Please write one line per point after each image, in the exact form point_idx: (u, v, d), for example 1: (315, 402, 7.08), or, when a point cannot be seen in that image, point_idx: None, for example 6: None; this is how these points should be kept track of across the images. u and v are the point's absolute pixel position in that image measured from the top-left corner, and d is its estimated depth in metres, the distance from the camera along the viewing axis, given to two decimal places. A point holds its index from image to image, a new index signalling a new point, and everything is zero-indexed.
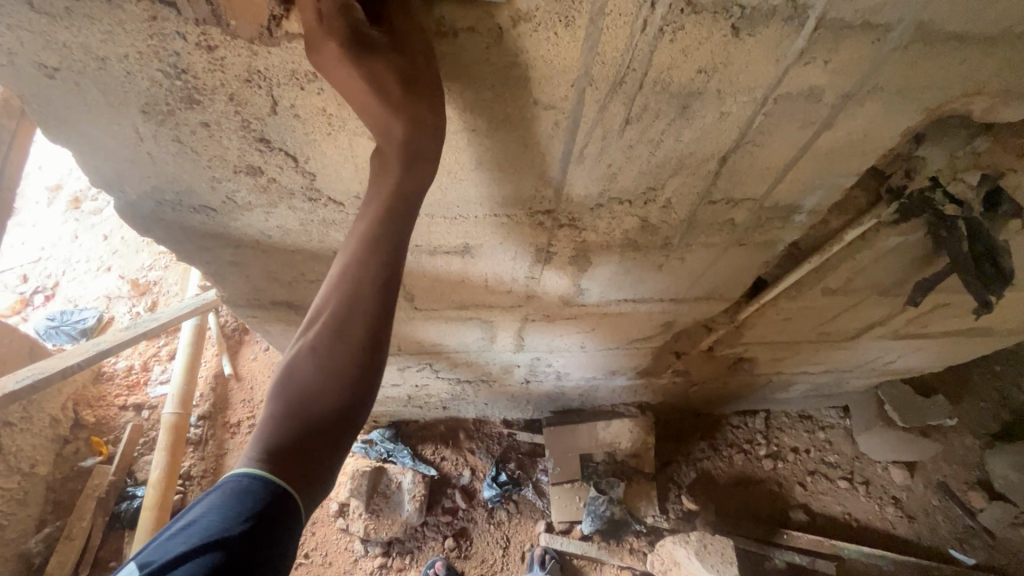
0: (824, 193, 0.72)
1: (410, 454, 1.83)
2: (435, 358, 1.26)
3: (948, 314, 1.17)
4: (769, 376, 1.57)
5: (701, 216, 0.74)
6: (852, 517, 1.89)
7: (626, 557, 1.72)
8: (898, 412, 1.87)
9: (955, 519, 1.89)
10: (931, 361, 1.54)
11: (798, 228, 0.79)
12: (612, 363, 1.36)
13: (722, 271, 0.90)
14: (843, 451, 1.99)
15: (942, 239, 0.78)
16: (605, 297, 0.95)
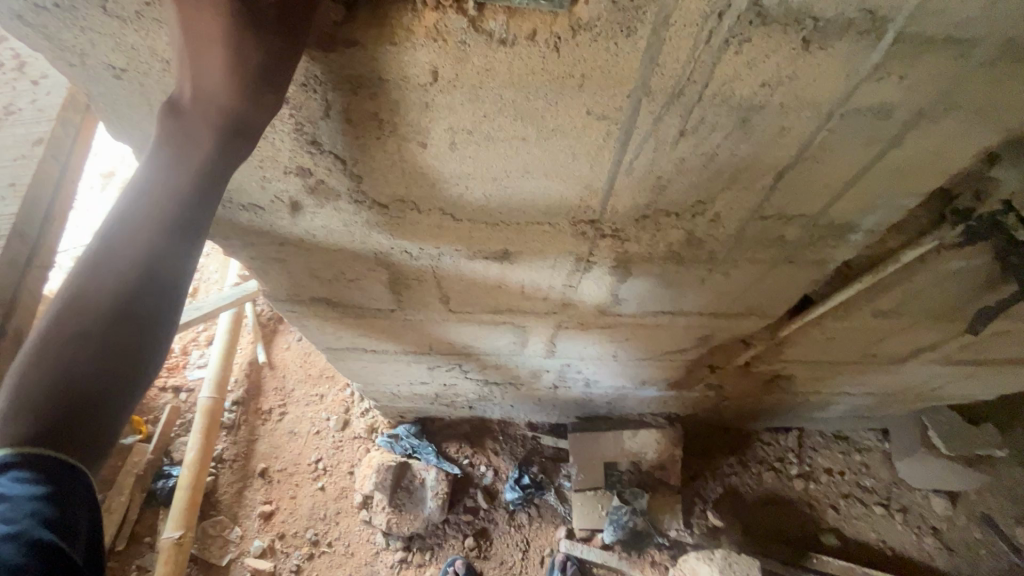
0: (886, 212, 0.69)
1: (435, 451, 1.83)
2: (466, 360, 1.27)
3: (1007, 342, 1.11)
4: (806, 395, 1.52)
5: (750, 232, 0.71)
6: (886, 545, 1.83)
7: (647, 569, 1.71)
8: (943, 439, 1.75)
9: (998, 554, 1.81)
10: (982, 389, 1.46)
11: (853, 248, 0.76)
12: (642, 373, 1.33)
13: (768, 287, 0.87)
14: (880, 476, 1.92)
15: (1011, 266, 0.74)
16: (641, 309, 0.93)
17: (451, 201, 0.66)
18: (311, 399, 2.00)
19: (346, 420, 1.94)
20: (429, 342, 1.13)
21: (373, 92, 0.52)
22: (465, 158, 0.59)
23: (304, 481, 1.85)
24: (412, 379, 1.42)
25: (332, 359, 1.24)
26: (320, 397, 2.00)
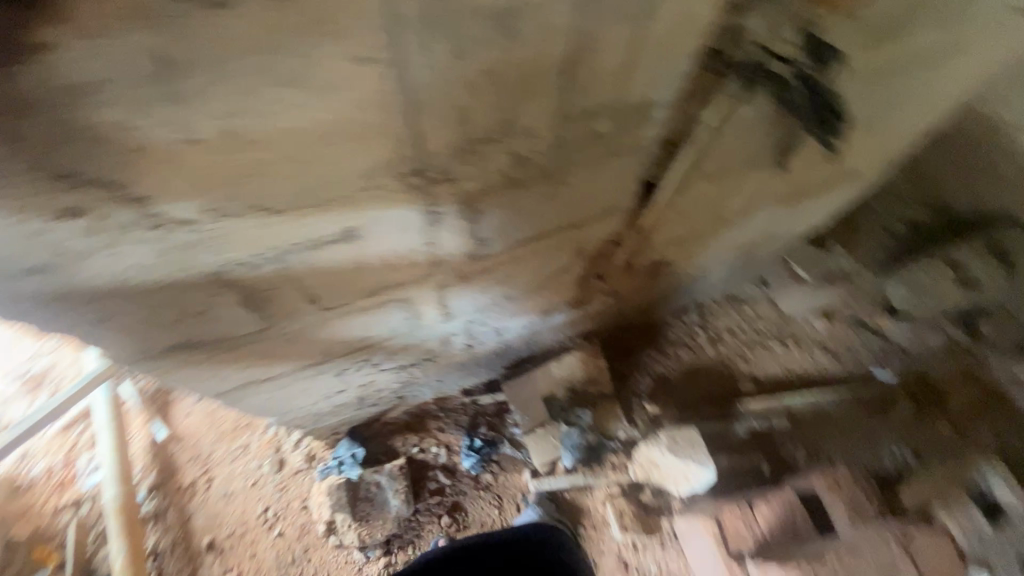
0: (671, 82, 0.75)
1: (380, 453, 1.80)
2: (371, 351, 1.24)
3: (818, 168, 1.28)
4: (688, 271, 1.67)
5: (568, 136, 0.75)
6: (791, 373, 2.13)
7: (610, 474, 1.84)
8: (801, 266, 2.18)
9: (870, 345, 2.17)
10: (818, 216, 1.69)
11: (663, 125, 0.82)
12: (541, 303, 1.38)
13: (609, 184, 0.92)
14: (770, 318, 2.20)
15: (785, 100, 0.84)
16: (507, 241, 0.96)
17: (261, 193, 0.62)
18: (235, 454, 1.85)
19: (281, 459, 1.83)
20: (322, 346, 1.08)
21: (107, 98, 0.47)
22: (253, 142, 0.56)
23: (259, 536, 1.75)
24: (327, 391, 1.37)
25: (230, 402, 1.16)
26: (244, 448, 1.86)
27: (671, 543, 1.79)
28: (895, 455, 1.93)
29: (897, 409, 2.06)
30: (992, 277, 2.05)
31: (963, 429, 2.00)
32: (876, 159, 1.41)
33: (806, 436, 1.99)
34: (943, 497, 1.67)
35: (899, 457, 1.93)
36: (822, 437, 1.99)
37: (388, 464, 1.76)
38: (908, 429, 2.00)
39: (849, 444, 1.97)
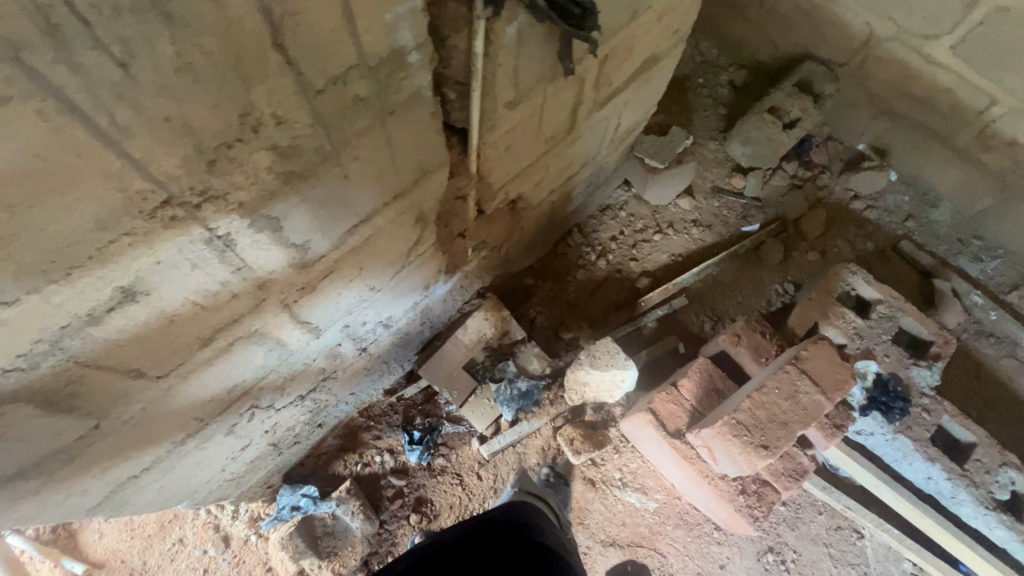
0: (412, 23, 0.70)
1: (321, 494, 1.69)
2: (251, 397, 1.15)
3: (617, 63, 1.31)
4: (548, 199, 1.69)
5: (325, 110, 0.69)
6: (677, 255, 2.25)
7: (551, 409, 1.90)
8: (654, 158, 2.14)
9: (732, 205, 2.33)
10: (645, 106, 1.75)
11: (429, 68, 0.79)
12: (413, 281, 1.35)
13: (408, 144, 0.88)
14: (644, 214, 2.28)
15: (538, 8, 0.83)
16: (330, 236, 0.90)
17: None
18: (172, 552, 1.70)
19: (224, 536, 1.70)
20: (187, 414, 0.98)
21: None
22: None
23: None
24: (230, 454, 1.27)
25: (115, 508, 1.04)
26: (179, 542, 1.70)
27: (624, 447, 1.89)
28: (780, 291, 2.18)
29: (769, 251, 2.23)
30: (809, 111, 2.25)
31: (823, 249, 2.26)
32: (669, 38, 1.47)
33: (705, 306, 2.16)
34: (823, 312, 1.89)
35: (782, 291, 2.18)
36: (718, 301, 2.17)
37: (336, 491, 1.69)
38: (783, 265, 2.23)
39: (742, 297, 2.18)
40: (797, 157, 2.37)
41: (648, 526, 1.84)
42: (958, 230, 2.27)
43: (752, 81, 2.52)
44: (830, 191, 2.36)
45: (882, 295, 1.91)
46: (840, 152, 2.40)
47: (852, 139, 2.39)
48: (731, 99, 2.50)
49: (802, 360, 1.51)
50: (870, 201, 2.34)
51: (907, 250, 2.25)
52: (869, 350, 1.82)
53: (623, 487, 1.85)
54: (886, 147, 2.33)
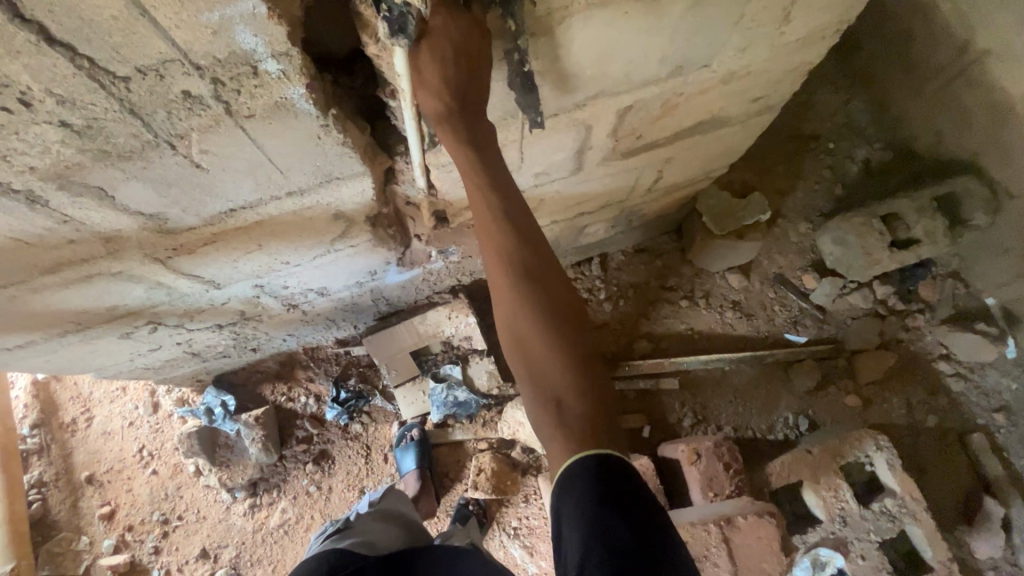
0: (257, 30, 0.56)
1: (232, 420, 1.76)
2: (144, 317, 1.16)
3: (649, 116, 1.05)
4: (550, 227, 1.49)
5: (138, 99, 0.59)
6: (695, 332, 1.96)
7: (479, 430, 1.82)
8: (712, 220, 1.83)
9: (788, 304, 1.96)
10: (706, 164, 1.45)
11: (304, 80, 0.65)
12: (348, 265, 1.26)
13: (293, 149, 0.76)
14: (681, 273, 2.00)
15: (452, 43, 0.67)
16: (197, 213, 0.83)
17: None
18: (113, 395, 1.89)
19: (155, 403, 1.85)
20: (54, 317, 1.01)
21: None
22: None
23: (135, 472, 1.83)
24: (134, 352, 1.33)
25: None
26: (121, 390, 1.89)
27: (533, 499, 1.77)
28: (789, 423, 1.85)
29: (802, 373, 1.87)
30: (935, 237, 1.77)
31: (868, 398, 1.87)
32: (746, 104, 1.16)
33: (697, 399, 1.89)
34: (814, 474, 1.57)
35: (791, 424, 1.85)
36: (714, 400, 1.89)
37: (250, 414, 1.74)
38: (809, 396, 1.87)
39: (743, 409, 1.87)
40: (898, 282, 1.91)
41: None
42: None
43: (893, 169, 2.01)
44: (917, 337, 1.90)
45: (896, 488, 1.55)
46: (957, 298, 1.90)
47: (981, 288, 1.88)
48: (855, 181, 2.02)
49: (731, 527, 1.28)
50: (962, 370, 1.87)
51: (976, 447, 1.80)
52: (844, 541, 1.52)
53: (513, 536, 1.74)
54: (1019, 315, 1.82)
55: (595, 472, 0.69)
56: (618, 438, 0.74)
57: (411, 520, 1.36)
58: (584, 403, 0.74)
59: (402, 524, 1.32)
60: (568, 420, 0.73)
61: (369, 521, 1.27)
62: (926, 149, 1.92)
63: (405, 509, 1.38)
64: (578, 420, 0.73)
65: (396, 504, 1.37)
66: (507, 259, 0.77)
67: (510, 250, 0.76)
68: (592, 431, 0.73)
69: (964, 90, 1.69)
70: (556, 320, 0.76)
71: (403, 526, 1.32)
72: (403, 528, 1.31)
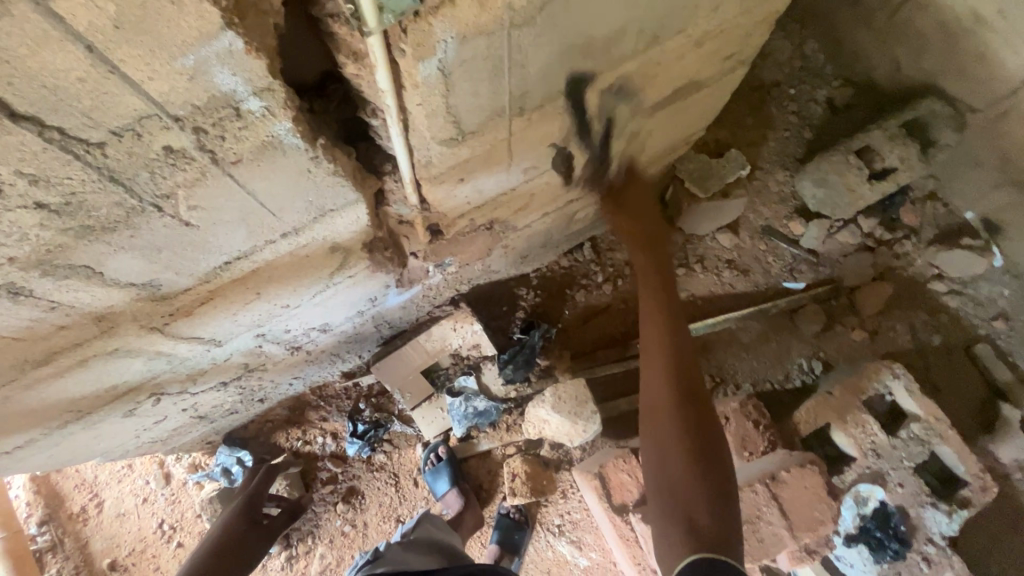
0: (236, 68, 0.52)
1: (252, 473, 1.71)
2: (146, 392, 1.10)
3: (631, 90, 1.03)
4: (539, 219, 1.46)
5: (115, 164, 0.54)
6: (697, 297, 1.97)
7: (505, 435, 1.79)
8: (696, 185, 1.83)
9: (781, 253, 1.98)
10: (684, 131, 1.44)
11: (289, 113, 0.60)
12: (349, 298, 1.23)
13: (285, 188, 0.72)
14: (674, 242, 1.99)
15: (427, 34, 0.63)
16: (192, 273, 0.78)
17: None
18: (120, 474, 1.80)
19: (166, 474, 1.77)
20: (52, 411, 0.95)
21: None
22: None
23: (159, 549, 1.74)
24: (140, 427, 1.26)
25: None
26: (127, 467, 1.79)
27: (572, 493, 1.75)
28: (804, 368, 1.87)
29: (807, 318, 1.89)
30: (910, 162, 1.81)
31: (874, 330, 1.90)
32: (721, 61, 1.15)
33: (711, 362, 1.90)
34: (840, 414, 1.58)
35: (806, 369, 1.87)
36: (728, 360, 1.90)
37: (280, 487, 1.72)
38: (818, 338, 1.90)
39: (756, 363, 1.89)
40: (881, 212, 1.95)
41: None
42: None
43: (857, 105, 2.04)
44: (909, 262, 1.94)
45: (921, 412, 1.58)
46: (938, 217, 1.96)
47: (959, 204, 1.93)
48: (822, 122, 2.05)
49: (777, 482, 1.28)
50: (956, 286, 1.92)
51: (983, 356, 1.85)
52: (881, 474, 1.55)
53: (558, 534, 1.73)
54: (999, 224, 1.88)
55: (695, 557, 1.04)
56: (724, 540, 1.07)
57: (446, 545, 1.39)
58: (706, 513, 1.09)
59: (438, 549, 1.36)
60: (685, 521, 1.10)
61: (399, 550, 1.28)
62: (885, 80, 1.96)
63: (441, 536, 1.42)
64: (699, 521, 1.09)
65: (432, 533, 1.41)
66: (671, 382, 1.24)
67: (666, 366, 1.26)
68: (706, 533, 1.07)
69: (912, 16, 1.73)
70: (691, 427, 1.18)
71: (436, 549, 1.34)
72: (437, 552, 1.34)
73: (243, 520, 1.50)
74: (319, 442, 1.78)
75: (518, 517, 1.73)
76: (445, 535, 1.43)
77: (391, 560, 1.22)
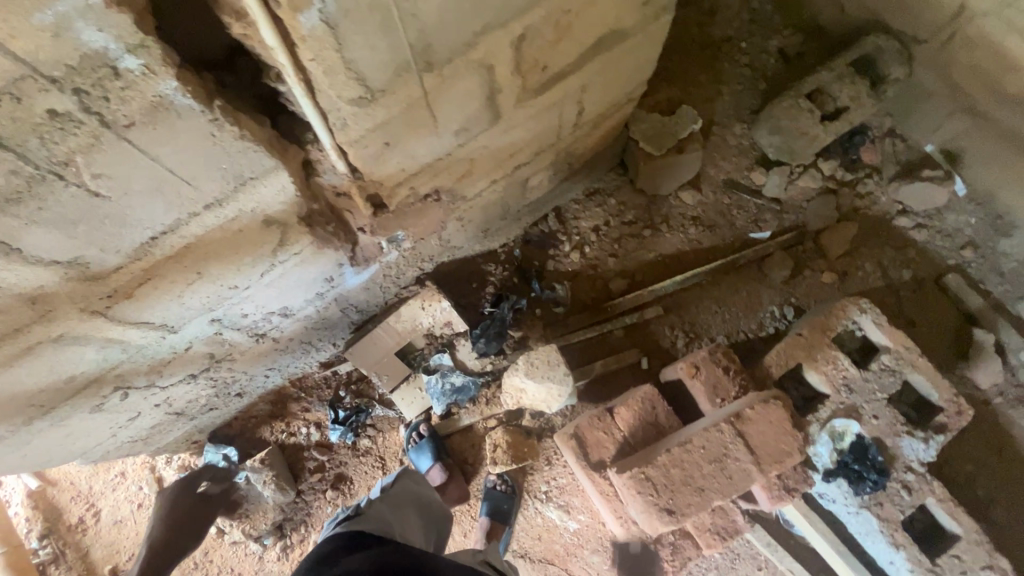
0: (101, 24, 0.54)
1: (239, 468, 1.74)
2: (109, 386, 1.13)
3: (547, 41, 1.05)
4: (489, 188, 1.47)
5: (1, 130, 0.57)
6: (666, 257, 1.96)
7: (485, 409, 1.81)
8: (650, 144, 1.83)
9: (745, 204, 1.98)
10: (623, 87, 1.46)
11: (171, 71, 0.63)
12: (302, 279, 1.25)
13: (192, 154, 0.74)
14: (638, 205, 1.99)
15: None
16: (119, 249, 0.81)
17: None
18: (114, 483, 1.83)
19: (158, 478, 1.81)
20: (13, 405, 0.98)
21: None
22: None
23: None
24: (114, 425, 1.29)
25: None
26: (120, 475, 1.83)
27: (556, 459, 1.77)
28: (776, 315, 1.88)
29: (775, 266, 1.90)
30: (861, 100, 1.81)
31: (843, 271, 1.91)
32: (639, 7, 1.16)
33: (684, 318, 1.90)
34: (810, 353, 1.59)
35: (778, 316, 1.88)
36: (702, 315, 1.90)
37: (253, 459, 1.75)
38: (788, 285, 1.90)
39: (729, 315, 1.90)
40: (840, 154, 1.95)
41: (563, 545, 1.73)
42: None
43: (808, 51, 2.04)
44: (872, 201, 1.95)
45: (890, 343, 1.58)
46: (899, 153, 1.96)
47: (918, 138, 1.93)
48: (775, 72, 2.05)
49: (742, 420, 1.29)
50: (921, 219, 1.92)
51: (954, 286, 1.85)
52: (855, 407, 1.55)
53: (546, 500, 1.75)
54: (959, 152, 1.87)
55: None
56: None
57: (427, 500, 1.44)
58: None
59: (415, 505, 1.40)
60: None
61: (382, 508, 1.33)
62: (831, 22, 1.96)
63: (423, 491, 1.45)
64: None
65: (412, 487, 1.44)
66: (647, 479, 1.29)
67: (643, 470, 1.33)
68: None
69: None
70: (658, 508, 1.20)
71: (418, 506, 1.39)
72: (414, 508, 1.38)
73: (188, 502, 1.64)
74: (303, 433, 1.80)
75: (505, 488, 1.73)
76: (424, 490, 1.45)
77: (368, 521, 1.25)
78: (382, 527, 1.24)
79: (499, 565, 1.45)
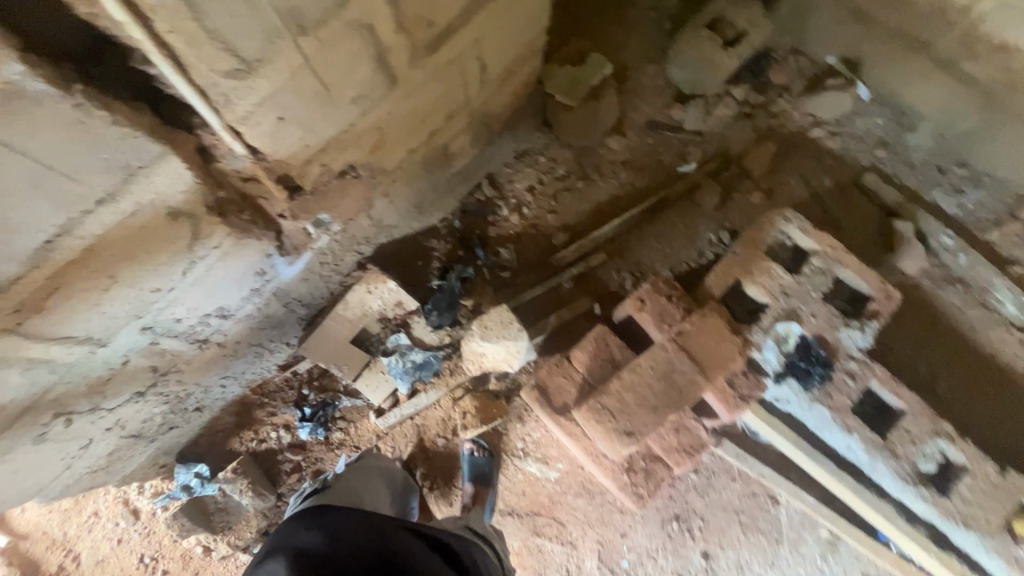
0: None
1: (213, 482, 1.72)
2: (48, 411, 1.12)
3: None
4: (409, 158, 1.48)
5: None
6: (602, 205, 2.00)
7: (450, 380, 1.82)
8: (566, 95, 1.87)
9: (669, 141, 2.04)
10: (521, 37, 1.48)
11: (13, 54, 0.65)
12: (231, 276, 1.24)
13: (63, 145, 0.76)
14: (568, 159, 2.02)
15: None
16: (14, 257, 0.81)
17: None
18: (89, 523, 1.79)
19: (134, 510, 1.77)
20: None
21: None
22: None
23: None
24: (67, 454, 1.27)
25: None
26: (94, 515, 1.79)
27: (528, 416, 1.81)
28: (714, 241, 1.94)
29: (705, 195, 1.96)
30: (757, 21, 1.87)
31: (769, 188, 1.98)
32: None
33: (629, 260, 1.94)
34: (746, 268, 1.66)
35: (716, 241, 1.94)
36: (644, 254, 1.95)
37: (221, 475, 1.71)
38: (721, 210, 1.96)
39: (670, 249, 1.94)
40: (750, 78, 2.02)
41: (548, 495, 1.78)
42: (936, 157, 1.94)
43: None
44: (787, 118, 2.02)
45: (817, 245, 1.66)
46: (805, 69, 2.04)
47: (820, 52, 2.01)
48: (678, 9, 2.10)
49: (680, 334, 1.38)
50: (834, 128, 2.01)
51: (872, 185, 1.95)
52: (795, 310, 1.62)
53: (524, 456, 1.79)
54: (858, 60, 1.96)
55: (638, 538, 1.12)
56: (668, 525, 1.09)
57: (391, 470, 1.53)
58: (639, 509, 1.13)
59: (381, 477, 1.49)
60: None
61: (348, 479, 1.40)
62: None
63: (386, 465, 1.54)
64: None
65: (376, 462, 1.52)
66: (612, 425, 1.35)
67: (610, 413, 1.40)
68: None
69: None
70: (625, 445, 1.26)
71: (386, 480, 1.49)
72: (381, 479, 1.47)
73: None
74: (273, 438, 1.79)
75: (482, 453, 1.76)
76: (390, 464, 1.54)
77: (336, 493, 1.31)
78: (349, 496, 1.32)
79: (482, 527, 1.47)
